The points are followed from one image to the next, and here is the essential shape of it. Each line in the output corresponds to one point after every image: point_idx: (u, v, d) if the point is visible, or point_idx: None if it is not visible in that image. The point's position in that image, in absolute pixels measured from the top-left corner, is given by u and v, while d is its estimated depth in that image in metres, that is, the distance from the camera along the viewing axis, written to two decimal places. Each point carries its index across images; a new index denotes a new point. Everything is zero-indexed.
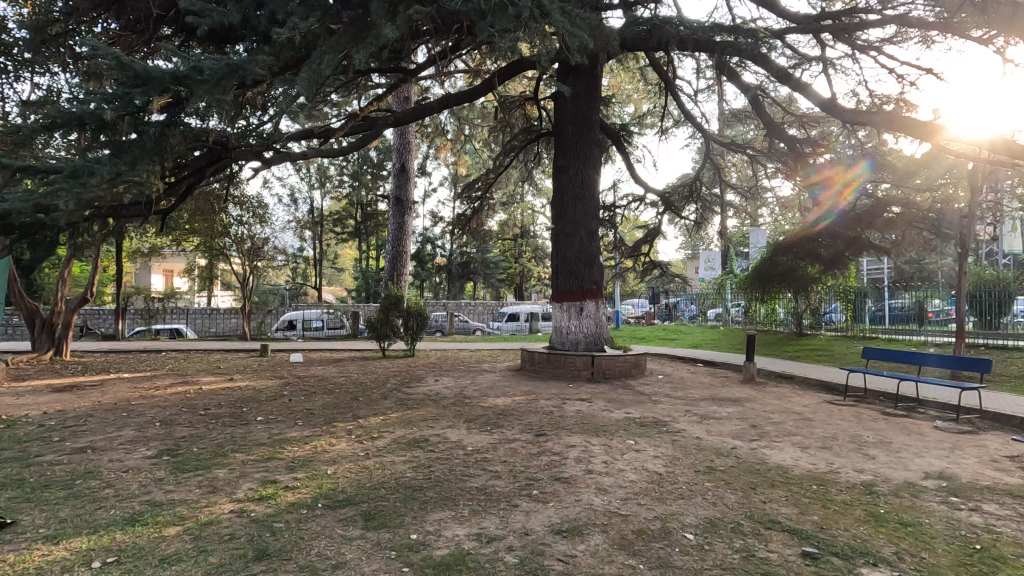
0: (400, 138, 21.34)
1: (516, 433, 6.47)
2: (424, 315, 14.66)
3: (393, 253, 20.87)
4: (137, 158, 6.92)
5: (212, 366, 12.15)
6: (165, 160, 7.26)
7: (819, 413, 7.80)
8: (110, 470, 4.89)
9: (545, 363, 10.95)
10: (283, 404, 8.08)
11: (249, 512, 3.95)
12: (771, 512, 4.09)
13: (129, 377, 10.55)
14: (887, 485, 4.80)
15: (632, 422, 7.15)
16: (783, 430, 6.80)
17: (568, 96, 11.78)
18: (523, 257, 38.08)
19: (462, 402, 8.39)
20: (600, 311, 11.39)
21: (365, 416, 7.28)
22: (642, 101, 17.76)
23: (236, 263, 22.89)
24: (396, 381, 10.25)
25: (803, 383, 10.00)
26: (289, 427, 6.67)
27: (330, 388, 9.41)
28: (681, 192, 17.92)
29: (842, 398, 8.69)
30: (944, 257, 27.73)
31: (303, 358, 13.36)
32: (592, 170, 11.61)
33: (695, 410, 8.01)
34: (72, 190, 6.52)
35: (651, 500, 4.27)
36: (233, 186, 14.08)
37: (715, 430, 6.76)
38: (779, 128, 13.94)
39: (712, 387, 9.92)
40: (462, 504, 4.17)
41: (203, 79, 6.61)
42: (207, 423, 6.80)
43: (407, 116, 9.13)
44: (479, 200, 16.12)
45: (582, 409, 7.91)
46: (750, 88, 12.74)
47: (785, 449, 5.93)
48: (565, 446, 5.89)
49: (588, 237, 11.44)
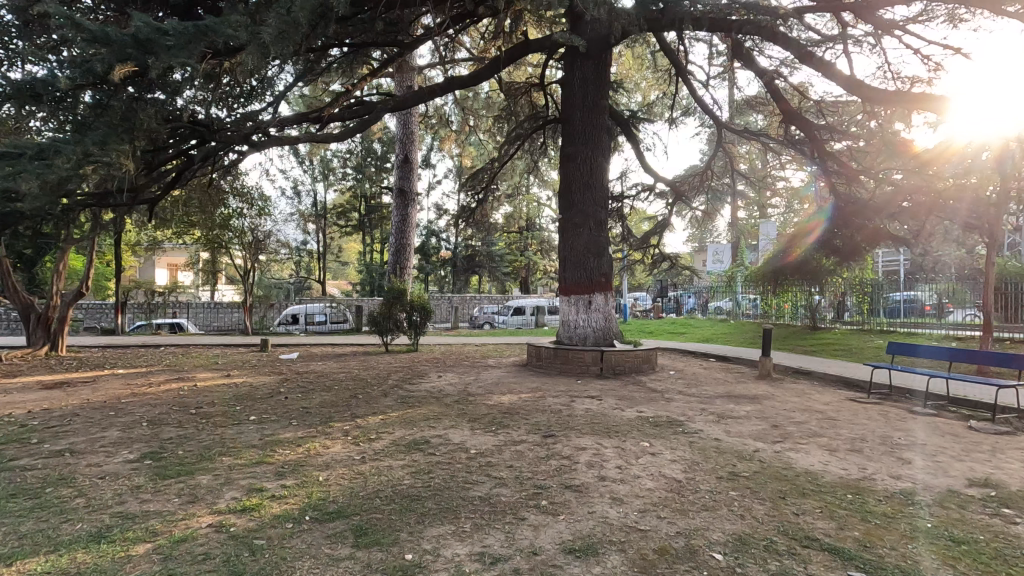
0: (404, 128, 20.88)
1: (522, 434, 6.08)
2: (428, 308, 14.29)
3: (396, 246, 20.51)
4: (105, 136, 6.55)
5: (210, 362, 11.83)
6: (136, 137, 6.89)
7: (843, 411, 7.37)
8: (86, 476, 4.55)
9: (552, 359, 10.53)
10: (278, 401, 7.72)
11: (229, 526, 3.58)
12: (805, 527, 3.69)
13: (123, 373, 10.23)
14: (930, 494, 4.38)
15: (644, 421, 6.75)
16: (808, 430, 6.38)
17: (576, 81, 11.30)
18: (529, 250, 37.69)
19: (466, 399, 8.02)
20: (609, 304, 10.97)
21: (362, 416, 6.90)
22: (652, 89, 17.23)
23: (238, 256, 22.57)
24: (398, 377, 9.89)
25: (822, 380, 9.56)
26: (283, 427, 6.32)
27: (329, 385, 9.05)
28: (691, 182, 17.46)
29: (865, 396, 8.25)
30: (958, 249, 27.11)
31: (295, 356, 12.54)
32: (601, 157, 11.16)
33: (711, 408, 7.60)
34: (34, 170, 6.17)
35: (672, 513, 3.87)
36: (230, 176, 13.72)
37: (734, 430, 6.34)
38: (796, 113, 13.45)
39: (726, 383, 9.50)
40: (463, 516, 3.79)
41: (168, 44, 6.25)
42: (197, 423, 6.45)
43: (406, 100, 8.69)
44: (484, 191, 15.70)
45: (591, 407, 7.51)
46: (766, 72, 12.22)
47: (812, 452, 5.51)
48: (575, 449, 5.49)
49: (596, 227, 11.01)
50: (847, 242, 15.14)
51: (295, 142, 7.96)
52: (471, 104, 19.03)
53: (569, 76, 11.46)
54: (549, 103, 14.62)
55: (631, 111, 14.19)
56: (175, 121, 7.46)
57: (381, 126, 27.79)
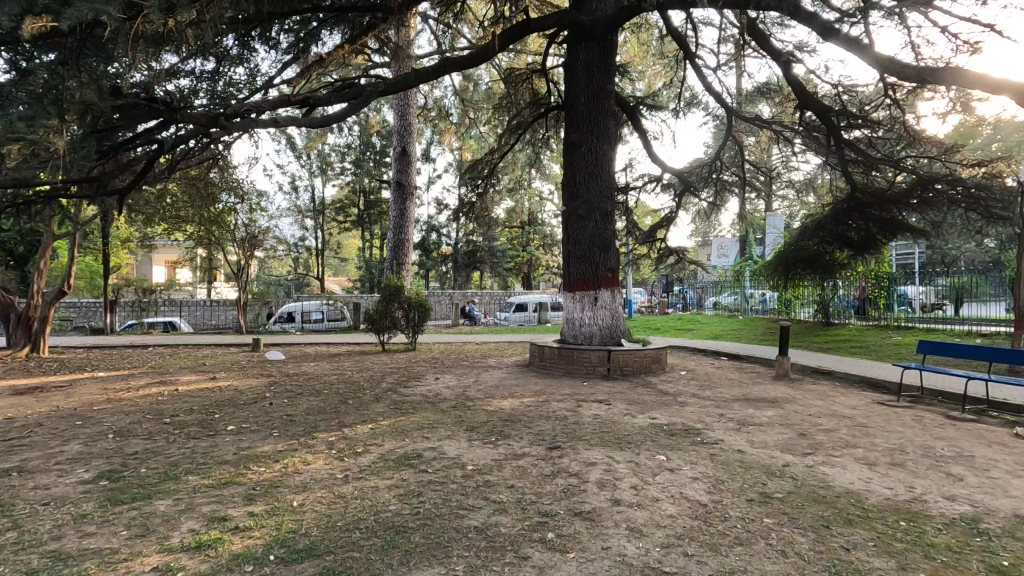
0: (401, 120, 20.19)
1: (525, 446, 5.50)
2: (426, 306, 13.75)
3: (394, 242, 19.89)
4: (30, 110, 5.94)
5: (196, 363, 11.32)
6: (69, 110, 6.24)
7: (873, 417, 6.78)
8: (26, 503, 3.99)
9: (556, 359, 9.96)
10: (261, 409, 7.16)
11: (175, 571, 3.01)
12: (862, 568, 3.11)
13: (103, 376, 9.68)
14: (996, 520, 3.80)
15: (659, 430, 6.16)
16: (842, 439, 5.80)
17: (581, 63, 10.68)
18: (531, 245, 37.08)
19: (464, 404, 7.44)
20: (616, 301, 10.39)
21: (351, 424, 6.34)
22: (658, 78, 16.63)
23: (232, 252, 21.96)
24: (393, 380, 9.35)
25: (845, 381, 8.98)
26: (262, 439, 5.76)
27: (318, 389, 8.49)
28: (699, 173, 16.88)
29: (894, 398, 7.65)
30: (970, 241, 26.45)
31: (282, 356, 12.04)
32: (607, 145, 10.56)
33: (729, 413, 7.01)
34: None
35: (701, 550, 3.29)
36: (216, 168, 13.12)
37: (758, 440, 5.76)
38: (811, 98, 12.70)
39: (742, 385, 8.92)
40: (456, 553, 3.23)
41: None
42: (169, 434, 5.90)
43: (400, 81, 8.11)
44: (484, 184, 15.07)
45: (600, 414, 6.93)
46: (781, 55, 11.57)
47: (849, 467, 4.93)
48: (584, 464, 4.91)
49: (603, 220, 10.41)
50: (864, 234, 14.64)
51: (269, 125, 7.30)
52: (470, 96, 18.43)
53: (573, 61, 10.82)
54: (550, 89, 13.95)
55: (637, 97, 13.61)
56: (129, 97, 6.88)
57: (379, 118, 27.18)
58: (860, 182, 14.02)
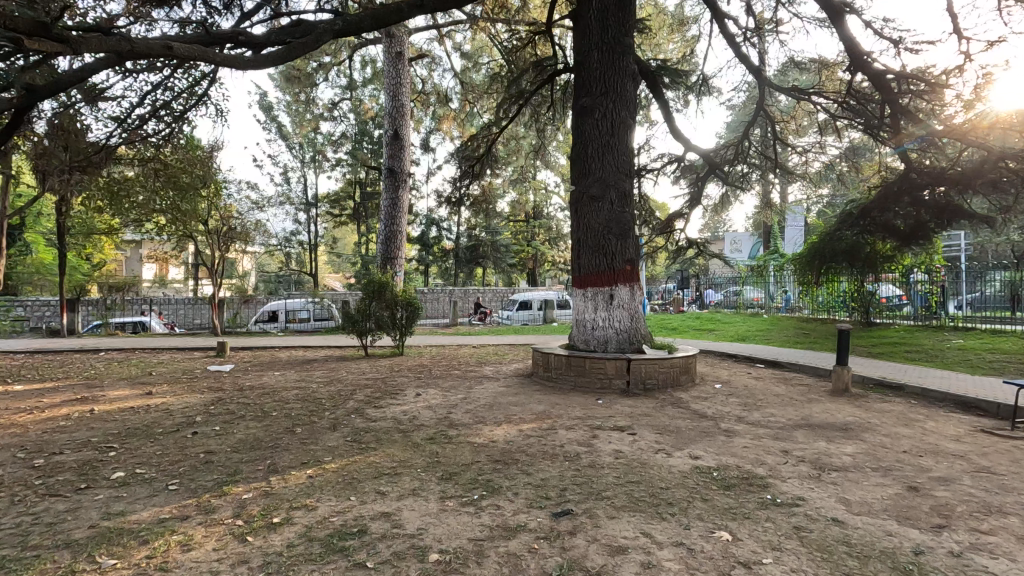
0: (393, 100, 18.27)
1: (519, 513, 3.78)
2: (415, 305, 12.13)
3: (386, 234, 18.03)
4: None
5: (142, 372, 9.64)
6: None
7: (994, 457, 5.03)
8: None
9: (564, 370, 8.22)
10: (176, 442, 5.45)
11: None
12: None
13: (19, 390, 8.06)
14: None
15: (707, 480, 4.43)
16: (975, 499, 4.05)
17: (593, 12, 8.91)
18: (536, 240, 35.20)
19: (444, 436, 5.71)
20: (636, 300, 8.65)
21: (285, 471, 4.62)
22: (677, 52, 14.90)
23: (209, 247, 20.29)
24: (363, 396, 7.61)
25: (924, 401, 7.23)
26: (146, 498, 4.04)
27: (264, 411, 6.76)
28: (723, 155, 15.08)
29: (1006, 428, 5.91)
30: (1004, 234, 24.65)
31: (228, 365, 10.30)
32: (626, 113, 8.85)
33: (795, 450, 5.25)
34: None
35: None
36: (167, 141, 11.30)
37: (857, 500, 4.03)
38: (866, 60, 10.75)
39: (795, 404, 7.17)
40: None
41: None
42: (18, 490, 4.18)
43: (362, 22, 6.36)
44: (481, 167, 13.25)
45: (622, 451, 5.18)
46: (833, 4, 9.73)
47: (1023, 560, 3.17)
48: (609, 553, 3.19)
49: (619, 202, 8.68)
50: (914, 222, 12.80)
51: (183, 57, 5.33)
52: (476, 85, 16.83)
53: (584, 9, 9.03)
54: (557, 52, 12.09)
55: (658, 62, 11.82)
56: None
57: (372, 105, 25.49)
58: (915, 161, 12.21)
